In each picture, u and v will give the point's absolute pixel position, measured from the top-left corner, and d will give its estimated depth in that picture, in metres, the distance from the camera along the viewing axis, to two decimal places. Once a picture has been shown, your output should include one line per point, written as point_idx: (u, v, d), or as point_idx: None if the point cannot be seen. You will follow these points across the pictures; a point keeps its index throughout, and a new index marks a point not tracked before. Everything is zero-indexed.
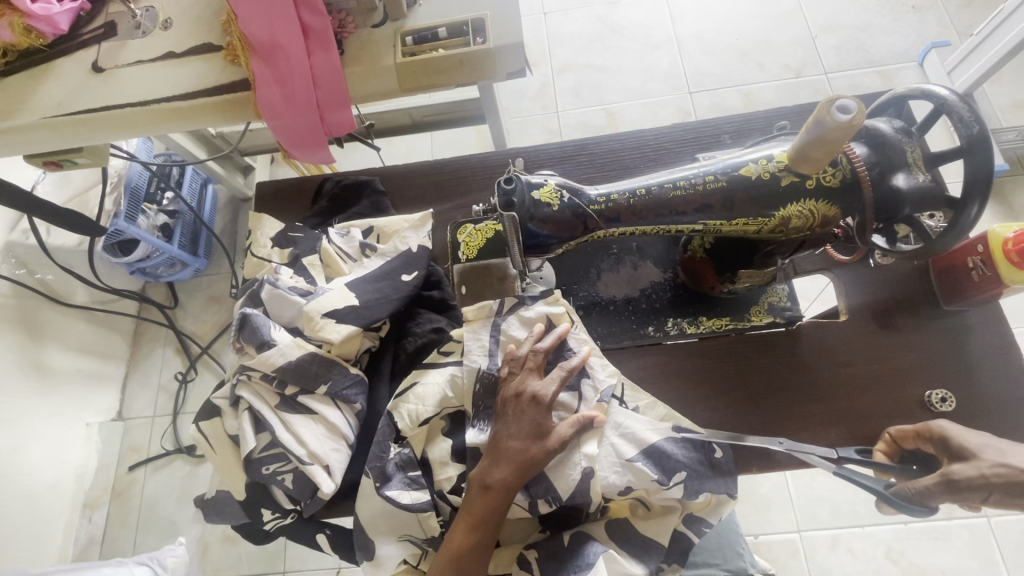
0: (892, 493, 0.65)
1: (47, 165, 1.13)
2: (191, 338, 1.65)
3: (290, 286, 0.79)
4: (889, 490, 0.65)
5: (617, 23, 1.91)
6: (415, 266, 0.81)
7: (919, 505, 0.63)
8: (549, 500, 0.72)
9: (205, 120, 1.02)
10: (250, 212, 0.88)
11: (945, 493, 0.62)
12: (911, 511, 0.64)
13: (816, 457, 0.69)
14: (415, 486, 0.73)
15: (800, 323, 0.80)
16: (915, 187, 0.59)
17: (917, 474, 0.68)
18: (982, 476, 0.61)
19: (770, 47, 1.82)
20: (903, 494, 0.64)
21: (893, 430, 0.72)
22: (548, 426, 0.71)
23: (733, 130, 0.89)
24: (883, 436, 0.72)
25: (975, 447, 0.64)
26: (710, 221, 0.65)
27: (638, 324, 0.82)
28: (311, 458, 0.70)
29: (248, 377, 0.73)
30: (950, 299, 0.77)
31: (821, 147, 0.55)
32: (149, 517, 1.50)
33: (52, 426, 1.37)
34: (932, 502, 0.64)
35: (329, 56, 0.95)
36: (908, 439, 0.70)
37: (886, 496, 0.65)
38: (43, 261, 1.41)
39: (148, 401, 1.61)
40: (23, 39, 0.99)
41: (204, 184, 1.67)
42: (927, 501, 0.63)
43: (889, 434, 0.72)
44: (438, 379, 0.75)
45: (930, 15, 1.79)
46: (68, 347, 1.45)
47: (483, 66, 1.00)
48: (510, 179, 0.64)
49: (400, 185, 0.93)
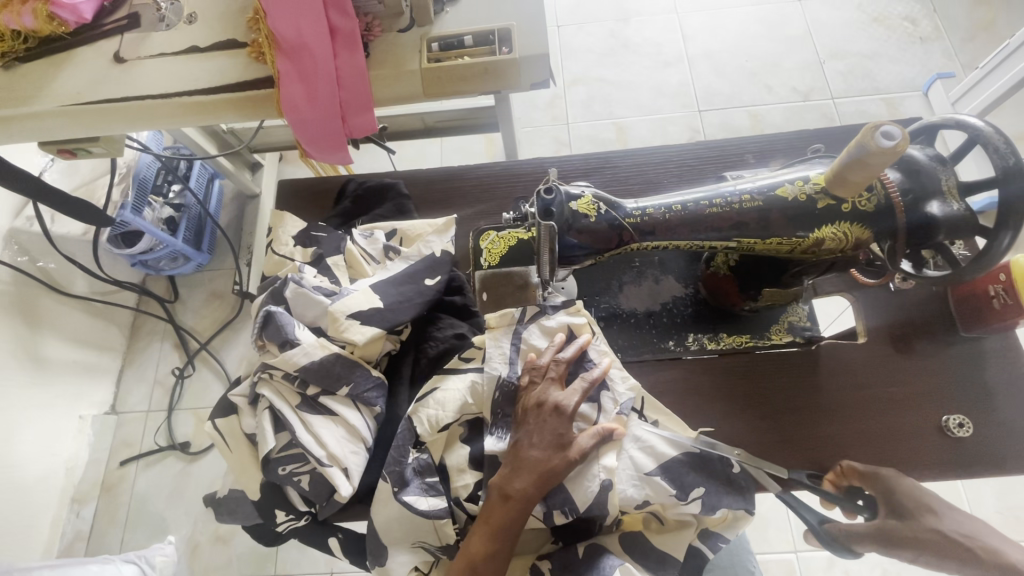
0: (823, 530, 0.70)
1: (61, 152, 1.12)
2: (190, 333, 1.64)
3: (315, 285, 0.78)
4: (821, 526, 0.71)
5: (630, 39, 1.94)
6: (438, 271, 0.81)
7: (844, 547, 0.69)
8: (565, 512, 0.71)
9: (225, 115, 1.02)
10: (272, 211, 0.88)
11: (876, 541, 0.68)
12: (835, 550, 0.70)
13: (763, 474, 0.73)
14: (432, 492, 0.72)
15: (819, 343, 0.80)
16: (950, 215, 0.59)
17: (860, 510, 0.71)
18: (911, 536, 0.66)
19: (780, 69, 1.85)
20: (833, 534, 0.70)
21: (845, 462, 0.74)
22: (568, 437, 0.70)
23: (754, 149, 0.91)
24: (834, 466, 0.74)
25: (915, 508, 0.68)
26: (745, 239, 0.65)
27: (658, 338, 0.82)
28: (330, 460, 0.69)
29: (270, 375, 0.72)
30: (969, 326, 0.77)
31: (860, 171, 0.55)
32: (138, 514, 1.47)
33: (46, 418, 1.35)
34: (857, 547, 0.69)
35: (355, 57, 0.96)
36: (855, 475, 0.72)
37: (817, 531, 0.71)
38: (45, 249, 1.40)
39: (143, 394, 1.59)
40: (46, 26, 0.98)
41: (211, 178, 1.66)
42: (853, 546, 0.69)
43: (841, 466, 0.74)
44: (460, 385, 0.75)
45: (935, 46, 1.83)
46: (65, 337, 1.43)
47: (509, 74, 1.01)
48: (551, 189, 0.64)
49: (424, 189, 0.93)
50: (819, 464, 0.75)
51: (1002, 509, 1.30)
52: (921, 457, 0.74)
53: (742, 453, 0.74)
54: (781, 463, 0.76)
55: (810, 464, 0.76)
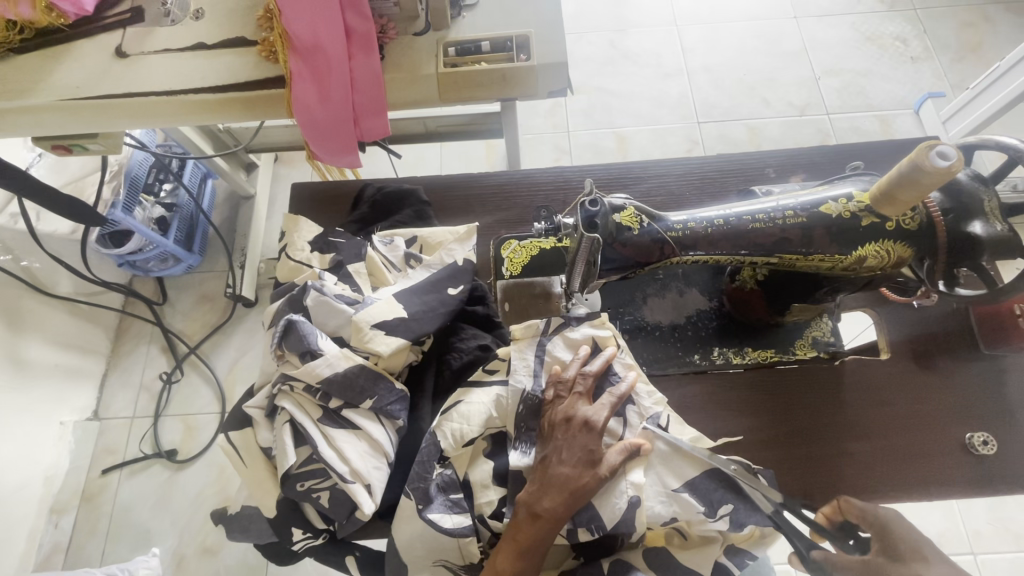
0: (811, 559, 0.65)
1: (55, 148, 1.07)
2: (179, 337, 1.58)
3: (337, 293, 0.75)
4: (808, 554, 0.66)
5: (630, 49, 1.95)
6: (461, 280, 0.78)
7: None
8: (591, 529, 0.69)
9: (232, 115, 0.98)
10: (286, 214, 0.85)
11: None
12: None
13: (760, 496, 0.69)
14: (457, 509, 0.69)
15: (843, 359, 0.80)
16: (993, 236, 0.59)
17: (851, 548, 0.68)
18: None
19: (776, 84, 1.88)
20: (821, 565, 0.64)
21: (843, 497, 0.71)
22: (599, 453, 0.69)
23: (775, 164, 0.91)
24: (833, 500, 0.72)
25: (907, 551, 0.63)
26: (786, 254, 0.65)
27: (684, 351, 0.81)
28: (353, 476, 0.66)
29: (290, 386, 0.70)
30: (991, 343, 0.78)
31: (912, 190, 0.55)
32: (121, 525, 1.41)
33: (25, 424, 1.29)
34: None
35: (370, 60, 0.93)
36: (852, 511, 0.69)
37: (805, 560, 0.66)
38: (30, 247, 1.34)
39: (128, 400, 1.53)
40: (43, 17, 0.94)
41: (204, 178, 1.61)
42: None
43: (838, 500, 0.71)
44: (484, 399, 0.73)
45: (926, 66, 1.88)
46: (47, 340, 1.37)
47: (526, 82, 0.99)
48: (595, 201, 0.62)
49: (443, 196, 0.91)
50: (849, 483, 0.75)
51: (993, 520, 1.33)
52: (947, 473, 0.74)
53: (739, 467, 0.71)
54: (809, 481, 0.75)
55: (838, 482, 0.75)
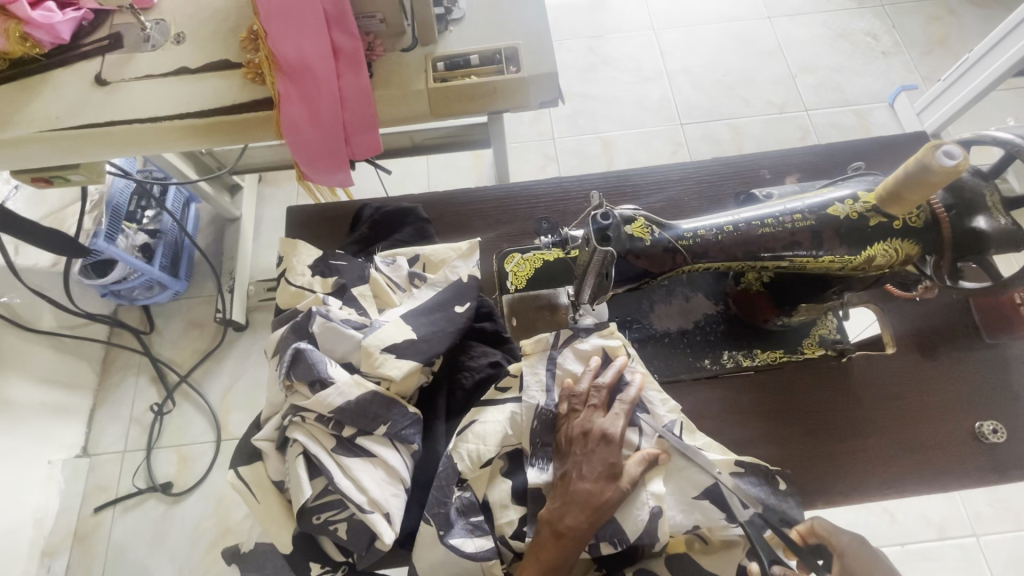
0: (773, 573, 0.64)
1: (34, 181, 1.04)
2: (169, 366, 1.54)
3: (343, 318, 0.73)
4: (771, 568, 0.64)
5: (609, 55, 1.97)
6: (466, 297, 0.77)
7: None
8: (614, 543, 0.68)
9: (221, 140, 0.97)
10: (283, 238, 0.83)
11: None
12: None
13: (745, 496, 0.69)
14: (478, 532, 0.68)
15: (852, 356, 0.81)
16: (997, 230, 0.60)
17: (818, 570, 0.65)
18: None
19: (754, 83, 1.91)
20: None
21: (816, 519, 0.68)
22: (619, 466, 0.68)
23: (770, 164, 0.92)
24: (807, 521, 0.69)
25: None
26: (798, 256, 0.65)
27: (694, 357, 0.81)
28: (371, 505, 0.65)
29: (302, 418, 0.68)
30: (994, 332, 0.79)
31: (918, 189, 0.56)
32: (118, 565, 1.36)
33: (12, 467, 1.24)
34: None
35: (359, 77, 0.92)
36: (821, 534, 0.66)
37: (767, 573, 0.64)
38: (10, 283, 1.30)
39: (119, 433, 1.48)
40: (18, 47, 0.91)
41: (187, 202, 1.58)
42: None
43: (811, 521, 0.68)
44: (499, 417, 0.72)
45: (897, 60, 1.92)
46: (32, 377, 1.32)
47: (517, 93, 0.99)
48: (607, 214, 0.63)
49: (442, 212, 0.90)
50: (865, 479, 0.75)
51: (991, 503, 1.35)
52: (958, 463, 0.75)
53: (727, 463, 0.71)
54: (825, 480, 0.75)
55: (855, 479, 0.75)
